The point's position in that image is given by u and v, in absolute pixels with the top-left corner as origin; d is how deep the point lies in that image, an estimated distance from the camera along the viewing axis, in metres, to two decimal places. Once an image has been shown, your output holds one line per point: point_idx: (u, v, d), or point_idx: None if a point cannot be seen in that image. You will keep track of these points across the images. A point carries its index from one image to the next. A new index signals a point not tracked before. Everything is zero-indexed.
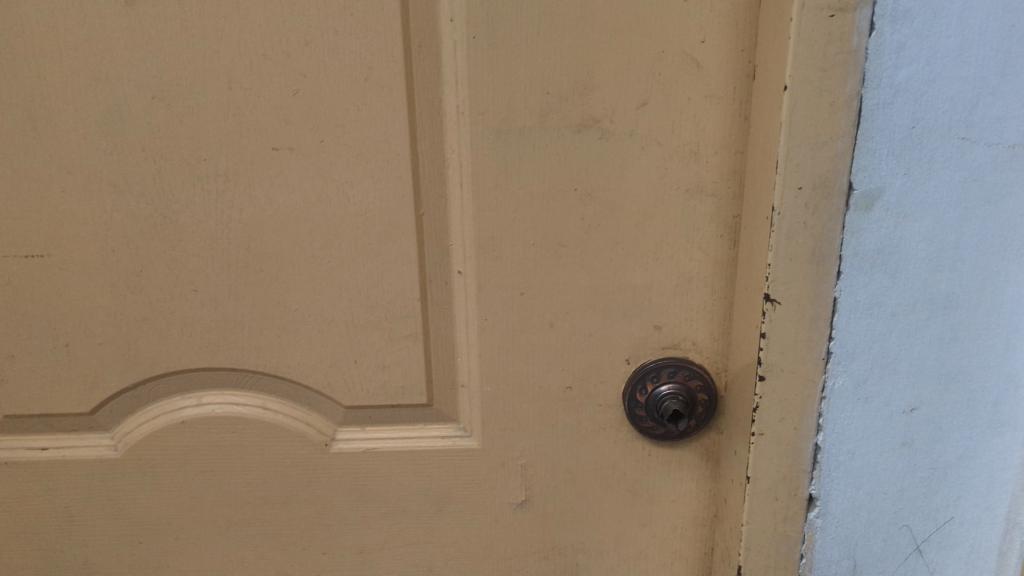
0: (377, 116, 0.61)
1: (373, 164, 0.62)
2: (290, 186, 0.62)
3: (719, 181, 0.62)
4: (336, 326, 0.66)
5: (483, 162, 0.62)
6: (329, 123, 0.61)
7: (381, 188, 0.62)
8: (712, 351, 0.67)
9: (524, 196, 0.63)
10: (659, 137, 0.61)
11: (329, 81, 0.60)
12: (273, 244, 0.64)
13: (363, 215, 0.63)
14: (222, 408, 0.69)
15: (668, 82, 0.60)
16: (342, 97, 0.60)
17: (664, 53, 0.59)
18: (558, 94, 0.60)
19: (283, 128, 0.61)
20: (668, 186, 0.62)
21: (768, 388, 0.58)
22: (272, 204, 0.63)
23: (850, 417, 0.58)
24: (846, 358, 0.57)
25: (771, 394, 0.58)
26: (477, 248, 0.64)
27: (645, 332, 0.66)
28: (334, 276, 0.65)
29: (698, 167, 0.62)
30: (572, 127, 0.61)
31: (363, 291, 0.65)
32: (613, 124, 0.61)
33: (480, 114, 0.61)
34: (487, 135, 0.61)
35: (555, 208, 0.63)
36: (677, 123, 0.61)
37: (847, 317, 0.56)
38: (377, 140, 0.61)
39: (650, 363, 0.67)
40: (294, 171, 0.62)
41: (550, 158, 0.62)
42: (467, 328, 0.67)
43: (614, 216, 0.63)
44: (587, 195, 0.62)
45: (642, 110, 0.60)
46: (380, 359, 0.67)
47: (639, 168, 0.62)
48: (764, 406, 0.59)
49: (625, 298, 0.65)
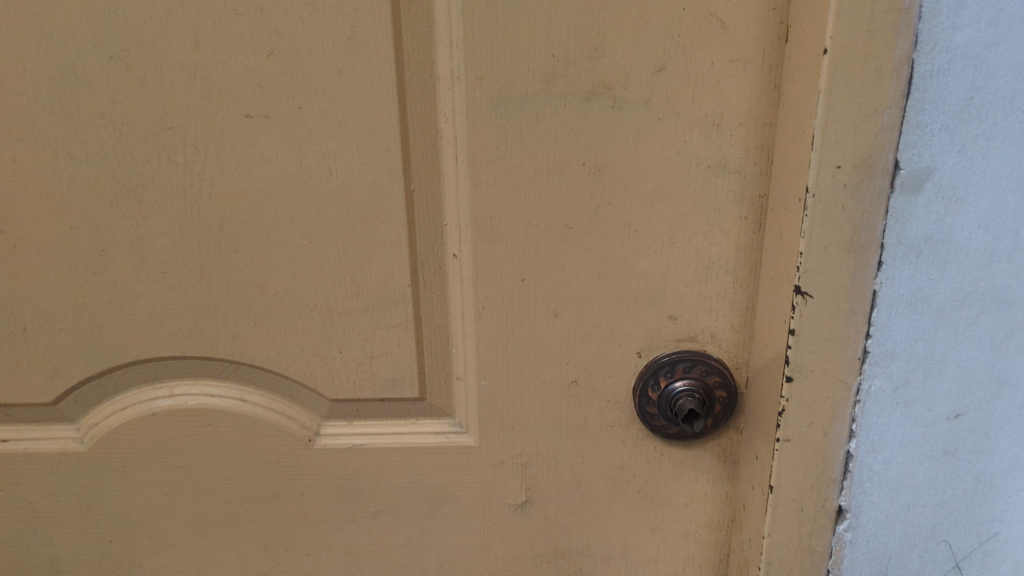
0: (363, 80, 0.54)
1: (359, 134, 0.55)
2: (265, 158, 0.56)
3: (744, 156, 0.55)
4: (319, 313, 0.60)
5: (481, 133, 0.55)
6: (309, 88, 0.54)
7: (368, 162, 0.56)
8: (732, 344, 0.61)
9: (527, 171, 0.56)
10: (678, 107, 0.54)
11: (308, 40, 0.53)
12: (248, 223, 0.58)
13: (348, 191, 0.57)
14: (196, 400, 0.63)
15: (689, 44, 0.53)
16: (323, 58, 0.53)
17: (685, 11, 0.52)
18: (565, 57, 0.53)
19: (258, 93, 0.54)
20: (687, 162, 0.56)
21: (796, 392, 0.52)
22: (248, 178, 0.57)
23: (886, 423, 0.52)
24: (884, 358, 0.51)
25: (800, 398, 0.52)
26: (475, 229, 0.58)
27: (659, 323, 0.60)
28: (316, 259, 0.59)
29: (721, 140, 0.55)
30: (581, 94, 0.54)
31: (349, 275, 0.59)
32: (626, 91, 0.54)
33: (478, 80, 0.54)
34: (485, 102, 0.54)
35: (560, 185, 0.57)
36: (698, 91, 0.54)
37: (887, 314, 0.50)
38: (362, 108, 0.55)
39: (664, 357, 0.61)
40: (270, 141, 0.56)
41: (556, 130, 0.55)
42: (463, 317, 0.61)
43: (626, 195, 0.57)
44: (596, 171, 0.56)
45: (660, 75, 0.54)
46: (368, 349, 0.61)
47: (656, 141, 0.55)
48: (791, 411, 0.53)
49: (637, 285, 0.59)
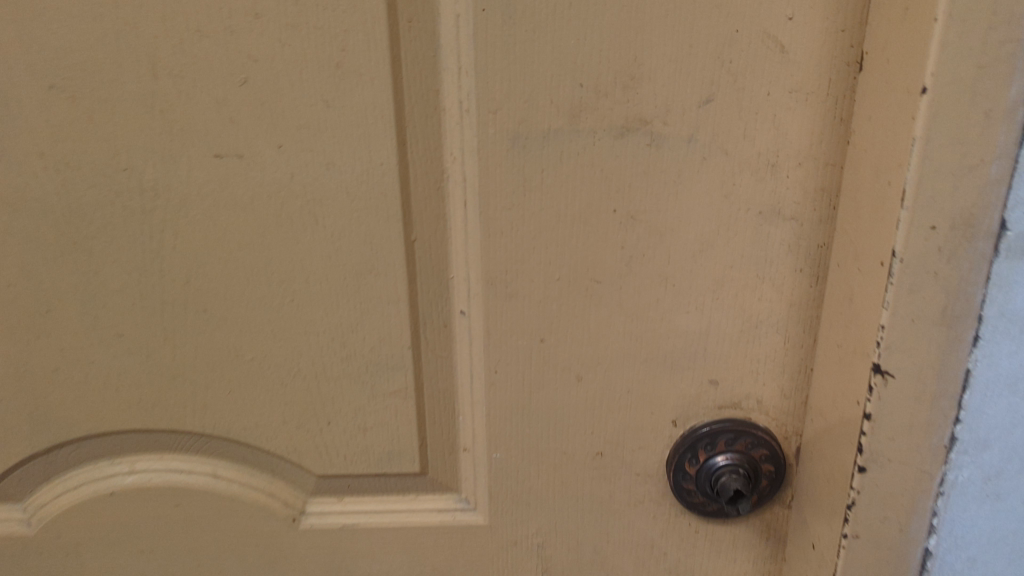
0: (354, 114, 0.45)
1: (349, 177, 0.47)
2: (239, 205, 0.47)
3: (802, 201, 0.47)
4: (304, 380, 0.52)
5: (494, 175, 0.47)
6: (289, 123, 0.46)
7: (360, 209, 0.47)
8: (780, 411, 0.53)
9: (548, 220, 0.48)
10: (727, 145, 0.46)
11: (287, 67, 0.44)
12: (219, 279, 0.49)
13: (337, 242, 0.48)
14: (161, 477, 0.55)
15: (742, 72, 0.44)
16: (306, 89, 0.45)
17: (738, 33, 0.44)
18: (595, 87, 0.45)
19: (229, 130, 0.46)
20: (735, 208, 0.48)
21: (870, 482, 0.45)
22: (218, 228, 0.48)
23: (973, 518, 0.44)
24: (975, 446, 0.43)
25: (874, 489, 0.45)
26: (486, 285, 0.49)
27: (698, 388, 0.52)
28: (299, 319, 0.50)
29: (775, 182, 0.47)
30: (613, 131, 0.46)
31: (338, 337, 0.51)
32: (667, 127, 0.46)
33: (492, 114, 0.45)
34: (500, 140, 0.46)
35: (587, 235, 0.48)
36: (751, 126, 0.46)
37: (982, 395, 0.42)
38: (354, 147, 0.46)
39: (704, 427, 0.53)
40: (244, 185, 0.47)
41: (582, 172, 0.47)
42: (472, 383, 0.53)
43: (663, 245, 0.49)
44: (629, 219, 0.48)
45: (706, 108, 0.45)
46: (361, 420, 0.53)
47: (699, 184, 0.47)
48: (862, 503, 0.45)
49: (674, 346, 0.51)
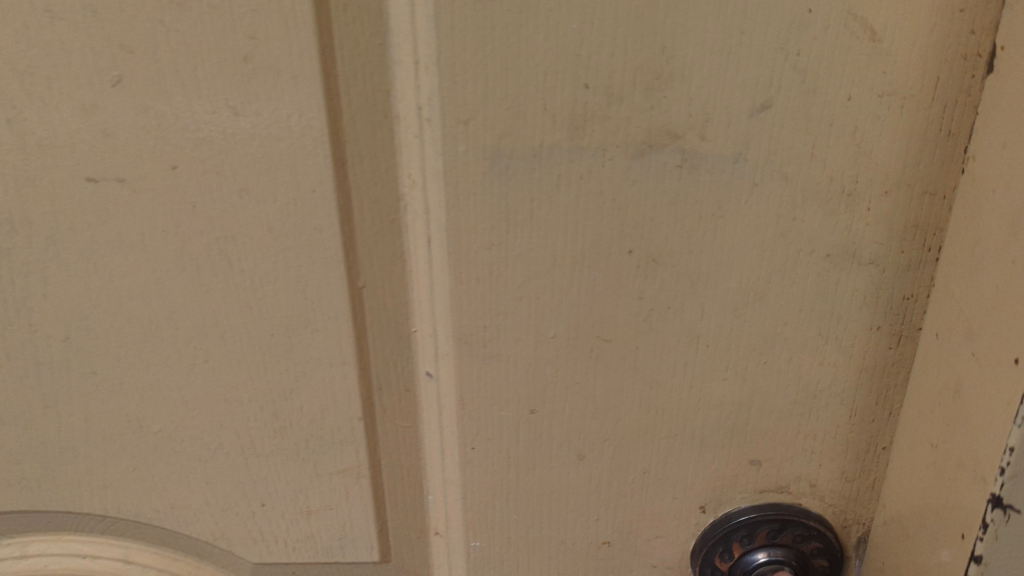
0: (272, 125, 0.33)
1: (270, 209, 0.34)
2: (125, 242, 0.35)
3: (885, 241, 0.35)
4: (229, 454, 0.40)
5: (468, 206, 0.34)
6: (184, 137, 0.33)
7: (288, 249, 0.35)
8: (840, 497, 0.41)
9: (540, 263, 0.36)
10: (787, 167, 0.33)
11: (175, 61, 0.32)
12: (108, 335, 0.37)
13: (260, 290, 0.36)
14: (59, 563, 0.44)
15: (814, 69, 0.32)
16: (202, 91, 0.32)
17: (811, 14, 0.31)
18: (606, 89, 0.32)
19: (102, 145, 0.33)
20: (793, 250, 0.35)
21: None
22: (100, 271, 0.36)
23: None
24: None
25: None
26: (457, 344, 0.37)
27: (735, 469, 0.41)
28: (217, 383, 0.39)
29: (850, 217, 0.34)
30: (630, 148, 0.33)
31: (269, 405, 0.39)
32: (705, 143, 0.33)
33: (462, 126, 0.33)
34: (473, 159, 0.33)
35: (593, 283, 0.36)
36: (822, 142, 0.33)
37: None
38: (273, 168, 0.34)
39: (742, 516, 0.41)
40: (130, 217, 0.35)
41: (588, 202, 0.34)
42: (443, 459, 0.41)
43: (695, 296, 0.36)
44: (649, 262, 0.35)
45: (761, 118, 0.32)
46: (302, 502, 0.42)
47: (747, 218, 0.34)
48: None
49: (704, 420, 0.39)
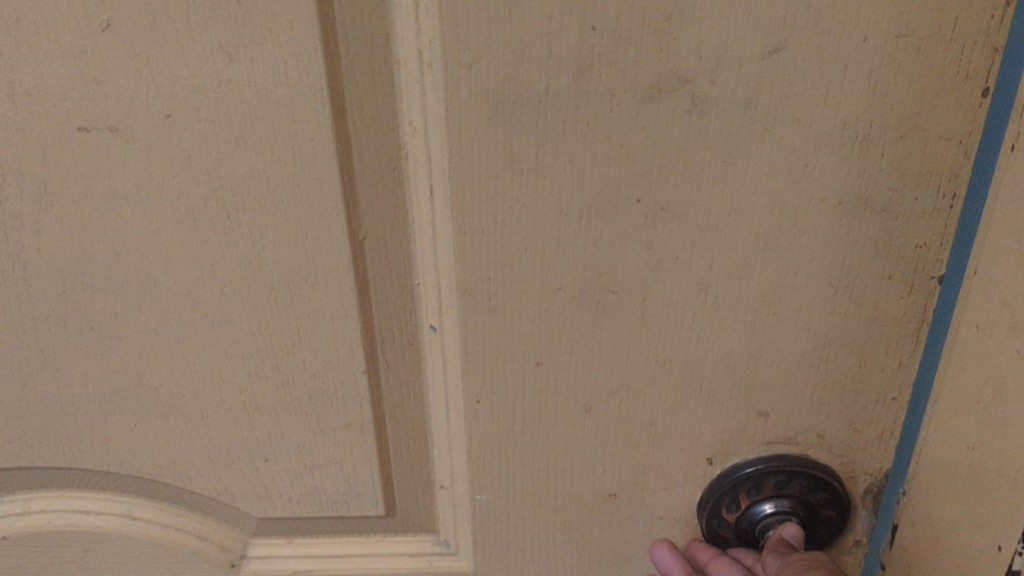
0: (268, 71, 0.32)
1: (268, 159, 0.33)
2: (120, 194, 0.34)
3: (900, 188, 0.34)
4: (231, 410, 0.40)
5: (471, 154, 0.33)
6: (178, 84, 0.32)
7: (287, 200, 0.34)
8: (848, 448, 0.41)
9: (546, 213, 0.35)
10: (800, 112, 0.32)
11: (166, 3, 0.30)
12: (105, 289, 0.37)
13: (259, 242, 0.35)
14: (63, 520, 0.44)
15: (829, 9, 0.30)
16: (196, 35, 0.31)
17: None
18: (614, 31, 0.31)
19: (93, 92, 0.32)
20: (806, 198, 0.34)
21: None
22: (96, 224, 0.35)
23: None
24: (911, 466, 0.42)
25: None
26: (461, 297, 0.37)
27: (743, 420, 0.40)
28: (218, 338, 0.38)
29: (864, 163, 0.34)
30: (639, 93, 0.32)
31: (271, 361, 0.39)
32: (715, 88, 0.32)
33: (465, 70, 0.32)
34: (477, 105, 0.32)
35: (600, 233, 0.35)
36: (836, 85, 0.32)
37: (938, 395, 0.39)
38: (271, 116, 0.33)
39: (749, 469, 0.41)
40: (123, 168, 0.34)
41: (595, 149, 0.33)
42: (448, 412, 0.41)
43: (704, 246, 0.35)
44: (657, 211, 0.35)
45: (773, 61, 0.31)
46: (306, 457, 0.41)
47: (758, 165, 0.34)
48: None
49: (712, 372, 0.39)
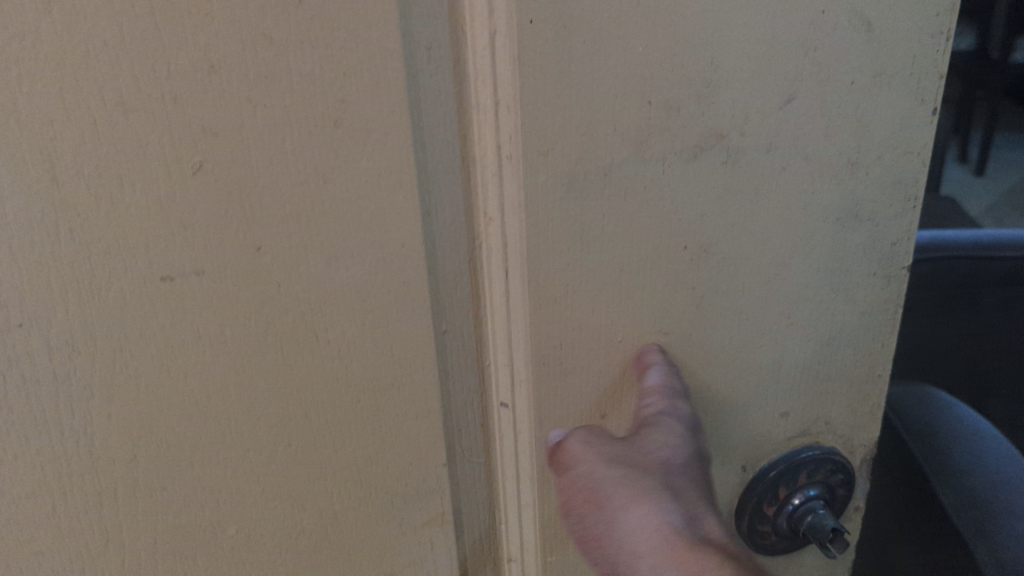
0: (361, 187, 0.32)
1: (359, 273, 0.34)
2: (204, 338, 0.33)
3: (880, 198, 0.41)
4: (312, 537, 0.39)
5: (547, 233, 0.35)
6: (271, 214, 0.31)
7: (376, 311, 0.35)
8: (849, 428, 0.47)
9: (609, 274, 0.38)
10: (808, 148, 0.38)
11: (264, 136, 0.30)
12: (183, 440, 0.34)
13: (347, 357, 0.35)
14: None
15: (826, 60, 0.36)
16: (291, 162, 0.31)
17: (825, 14, 0.35)
18: (666, 103, 0.35)
19: (179, 238, 0.31)
20: (813, 219, 0.40)
21: (675, 386, 0.39)
22: (174, 373, 0.33)
23: None
24: None
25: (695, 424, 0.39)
26: (537, 369, 0.38)
27: (770, 425, 0.45)
28: (303, 463, 0.37)
29: (855, 182, 0.40)
30: (686, 153, 0.36)
31: (355, 474, 0.38)
32: (745, 138, 0.37)
33: (543, 156, 0.34)
34: (553, 187, 0.35)
35: (655, 282, 0.39)
36: (833, 121, 0.38)
37: None
38: (363, 230, 0.33)
39: (771, 471, 0.46)
40: (209, 310, 0.32)
41: (651, 209, 0.37)
42: (518, 483, 0.42)
43: (737, 276, 0.40)
44: (701, 253, 0.39)
45: (788, 110, 0.37)
46: (386, 563, 0.41)
47: (777, 198, 0.39)
48: (663, 370, 0.39)
49: (746, 387, 0.43)
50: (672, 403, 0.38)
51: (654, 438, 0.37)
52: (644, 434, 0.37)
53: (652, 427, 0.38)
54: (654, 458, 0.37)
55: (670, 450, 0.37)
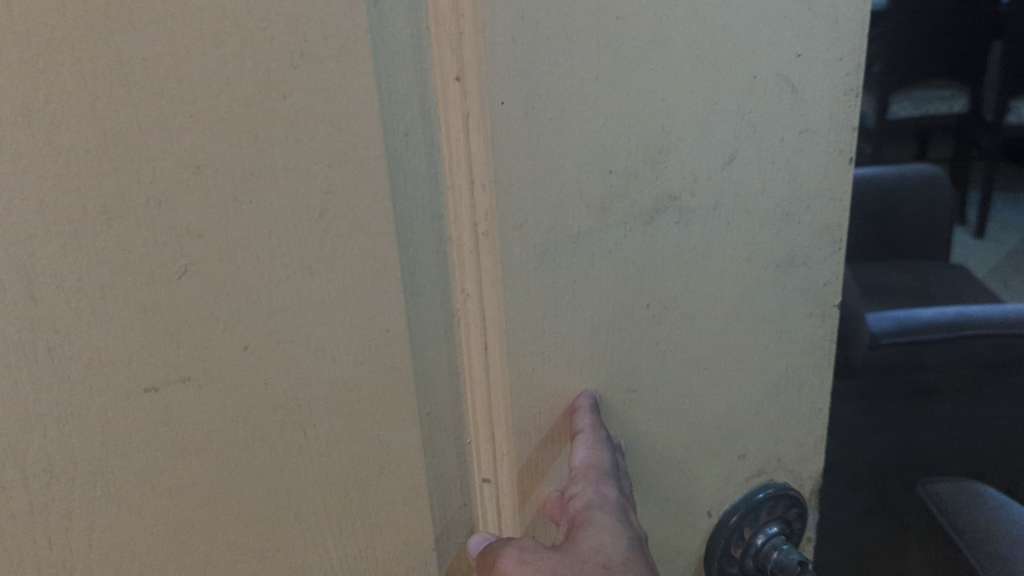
0: (346, 275, 0.32)
1: (346, 362, 0.33)
2: (190, 448, 0.31)
3: (812, 243, 0.43)
4: None
5: (524, 305, 0.36)
6: (259, 311, 0.31)
7: (363, 398, 0.34)
8: (799, 462, 0.49)
9: (581, 339, 0.38)
10: (749, 203, 0.40)
11: (251, 233, 0.29)
12: (168, 559, 0.32)
13: (335, 449, 0.34)
14: None
15: (760, 121, 0.39)
16: (278, 256, 0.30)
17: (757, 79, 0.38)
18: (625, 171, 0.36)
19: (164, 347, 0.29)
20: (756, 268, 0.42)
21: (599, 465, 0.37)
22: (159, 491, 0.31)
23: None
24: None
25: (629, 508, 0.37)
26: (520, 441, 0.38)
27: (729, 468, 0.47)
28: (291, 565, 0.35)
29: (789, 231, 0.42)
30: (644, 216, 0.38)
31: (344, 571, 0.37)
32: (695, 197, 0.39)
33: (517, 231, 0.34)
34: (527, 260, 0.35)
35: (621, 343, 0.40)
36: (769, 176, 0.40)
37: None
38: (349, 318, 0.32)
39: (732, 516, 0.48)
40: (195, 418, 0.31)
41: (616, 273, 0.38)
42: None
43: (694, 328, 0.42)
44: (661, 309, 0.40)
45: (730, 169, 0.39)
46: None
47: (725, 251, 0.41)
48: (589, 446, 0.37)
49: (706, 433, 0.45)
50: (599, 489, 0.37)
51: (590, 535, 0.35)
52: (578, 540, 0.35)
53: (583, 521, 0.36)
54: (594, 556, 0.34)
55: (608, 543, 0.35)
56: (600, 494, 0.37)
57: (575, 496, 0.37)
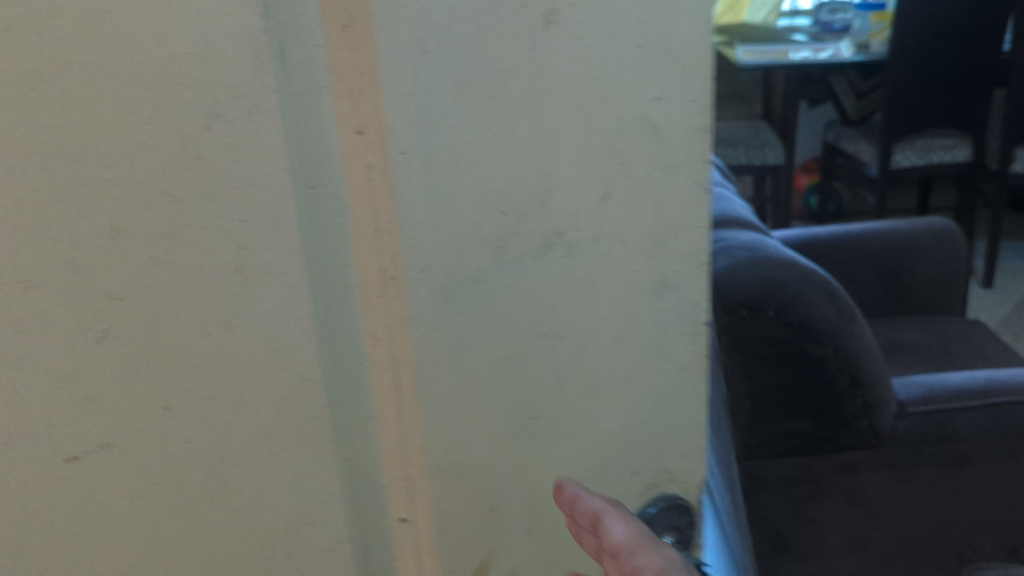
0: (265, 331, 0.32)
1: (266, 414, 0.34)
2: (114, 509, 0.32)
3: (688, 272, 0.43)
4: None
5: (430, 345, 0.38)
6: (178, 371, 0.31)
7: (285, 449, 0.35)
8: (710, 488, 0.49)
9: (484, 372, 0.40)
10: (621, 234, 0.40)
11: (170, 296, 0.30)
12: None
13: (260, 500, 0.35)
14: None
15: (630, 158, 0.39)
16: (195, 317, 0.31)
17: (621, 121, 0.38)
18: (516, 210, 0.38)
19: (84, 415, 0.30)
20: (636, 295, 0.42)
21: (644, 530, 0.40)
22: (84, 549, 0.32)
23: None
24: None
25: None
26: (433, 477, 0.41)
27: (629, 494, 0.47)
28: None
29: (664, 260, 0.42)
30: (534, 251, 0.39)
31: None
32: (579, 231, 0.39)
33: (421, 271, 0.37)
34: (433, 299, 0.37)
35: (522, 375, 0.41)
36: (640, 209, 0.40)
37: None
38: (267, 371, 0.33)
39: None
40: (117, 481, 0.32)
41: (515, 308, 0.40)
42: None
43: (588, 359, 0.42)
44: (556, 341, 0.41)
45: (606, 205, 0.39)
46: None
47: (607, 283, 0.41)
48: (621, 519, 0.40)
49: (612, 461, 0.46)
50: (662, 554, 0.40)
51: None
52: None
53: None
54: None
55: None
56: (663, 557, 0.39)
57: (641, 567, 0.39)
